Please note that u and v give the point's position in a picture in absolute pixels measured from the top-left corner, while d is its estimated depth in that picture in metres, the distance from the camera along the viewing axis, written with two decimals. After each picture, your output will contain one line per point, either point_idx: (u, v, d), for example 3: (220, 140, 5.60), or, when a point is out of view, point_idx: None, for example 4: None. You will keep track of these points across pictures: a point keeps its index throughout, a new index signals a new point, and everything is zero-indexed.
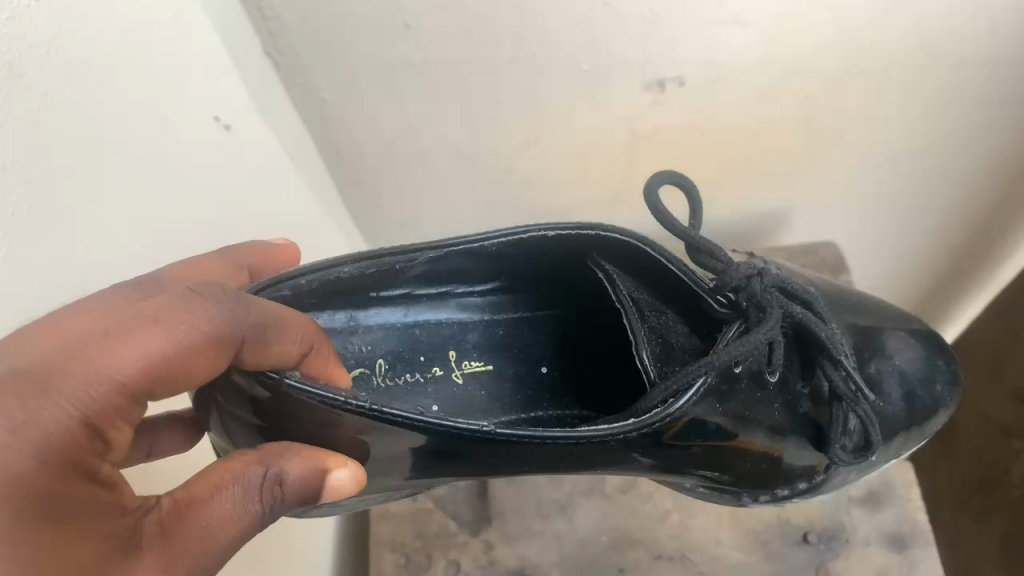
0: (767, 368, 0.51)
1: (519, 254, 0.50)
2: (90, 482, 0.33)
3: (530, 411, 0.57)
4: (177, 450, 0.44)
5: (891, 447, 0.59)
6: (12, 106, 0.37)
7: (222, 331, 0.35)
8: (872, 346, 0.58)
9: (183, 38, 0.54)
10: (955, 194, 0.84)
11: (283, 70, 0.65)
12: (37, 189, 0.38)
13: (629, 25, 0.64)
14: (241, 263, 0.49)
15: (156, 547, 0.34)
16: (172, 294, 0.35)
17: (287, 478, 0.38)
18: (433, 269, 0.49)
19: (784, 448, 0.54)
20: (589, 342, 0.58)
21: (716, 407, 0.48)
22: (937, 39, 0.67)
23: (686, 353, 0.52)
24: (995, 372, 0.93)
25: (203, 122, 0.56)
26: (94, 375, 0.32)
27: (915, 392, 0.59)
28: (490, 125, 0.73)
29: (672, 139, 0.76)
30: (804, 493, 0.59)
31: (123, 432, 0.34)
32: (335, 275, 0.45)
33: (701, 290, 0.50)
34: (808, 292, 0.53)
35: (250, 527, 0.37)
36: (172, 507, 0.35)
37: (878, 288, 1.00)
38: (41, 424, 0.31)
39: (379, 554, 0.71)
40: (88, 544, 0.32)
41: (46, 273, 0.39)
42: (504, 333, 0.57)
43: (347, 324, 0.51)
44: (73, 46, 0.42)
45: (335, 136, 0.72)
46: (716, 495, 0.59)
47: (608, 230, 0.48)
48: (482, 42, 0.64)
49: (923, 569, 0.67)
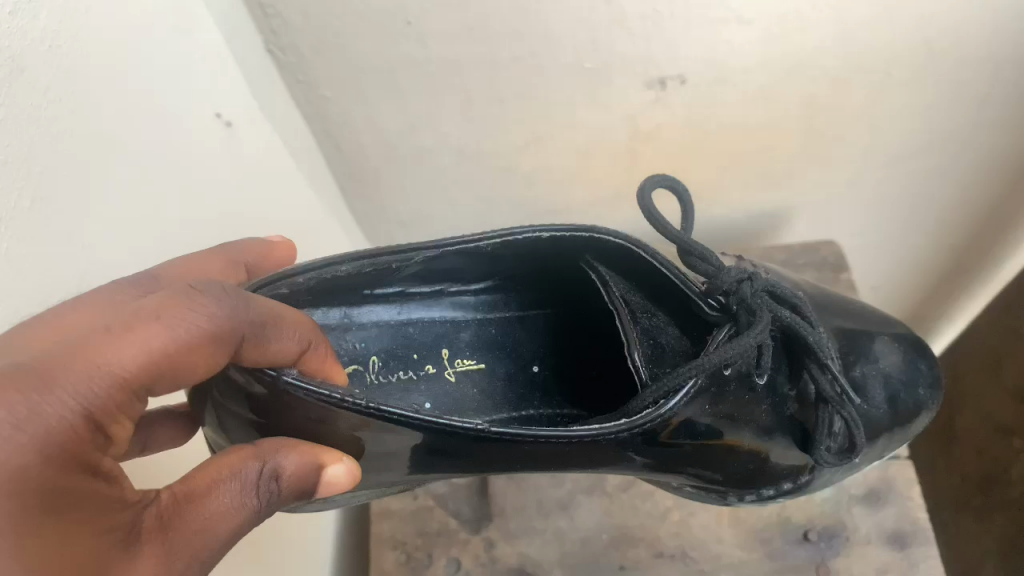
0: (756, 370, 0.51)
1: (514, 255, 0.50)
2: (92, 477, 0.33)
3: (522, 409, 0.58)
4: (172, 444, 0.44)
5: (874, 448, 0.59)
6: (14, 101, 0.37)
7: (223, 327, 0.34)
8: (857, 349, 0.58)
9: (183, 37, 0.54)
10: (957, 194, 0.84)
11: (284, 69, 0.65)
12: (39, 185, 0.39)
13: (630, 25, 0.64)
14: (238, 263, 0.49)
15: (156, 541, 0.35)
16: (172, 289, 0.34)
17: (284, 472, 0.38)
18: (427, 268, 0.49)
19: (771, 449, 0.54)
20: (580, 341, 0.58)
21: (704, 409, 0.48)
22: (940, 37, 0.67)
23: (678, 355, 0.52)
24: (996, 369, 0.93)
25: (205, 119, 0.56)
26: (95, 370, 0.32)
27: (899, 396, 0.58)
28: (491, 123, 0.73)
29: (673, 138, 0.76)
30: (790, 493, 0.59)
31: (125, 427, 0.34)
32: (330, 274, 0.45)
33: (692, 293, 0.50)
34: (796, 296, 0.53)
35: (248, 521, 0.37)
36: (171, 502, 0.36)
37: (880, 287, 1.00)
38: (43, 418, 0.30)
39: (379, 552, 0.71)
40: (88, 539, 0.32)
41: (48, 268, 0.39)
42: (495, 331, 0.57)
43: (342, 321, 0.52)
44: (75, 43, 0.43)
45: (336, 135, 0.72)
46: (704, 494, 0.59)
47: (601, 232, 0.48)
48: (483, 41, 0.65)
49: (924, 567, 0.67)
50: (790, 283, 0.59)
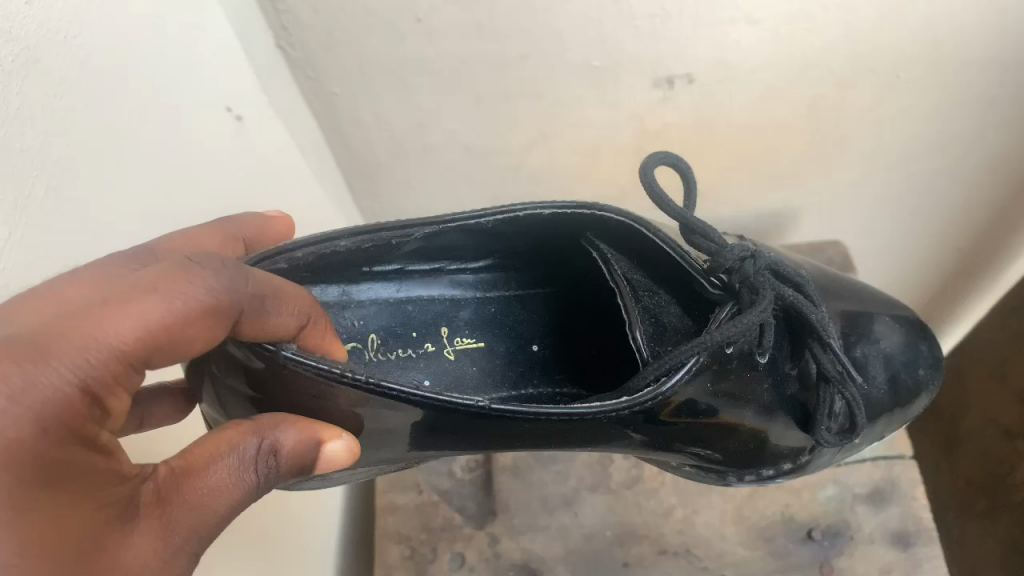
0: (758, 349, 0.51)
1: (515, 233, 0.51)
2: (90, 450, 0.33)
3: (522, 387, 0.58)
4: (167, 420, 0.45)
5: (875, 429, 0.59)
6: (31, 91, 0.38)
7: (221, 300, 0.35)
8: (858, 329, 0.58)
9: (195, 29, 0.55)
10: (970, 194, 0.83)
11: (295, 63, 0.67)
12: (53, 172, 0.40)
13: (639, 23, 0.65)
14: (235, 236, 0.50)
15: (155, 515, 0.35)
16: (170, 263, 0.35)
17: (281, 447, 0.39)
18: (428, 244, 0.50)
19: (771, 428, 0.55)
20: (578, 322, 0.59)
21: (707, 387, 0.49)
22: (947, 37, 0.66)
23: (679, 333, 0.53)
24: (999, 371, 0.94)
25: (215, 112, 0.57)
26: (92, 343, 0.32)
27: (899, 376, 0.58)
28: (499, 121, 0.74)
29: (681, 137, 0.76)
30: (789, 474, 0.60)
31: (122, 401, 0.34)
32: (330, 249, 0.46)
33: (694, 271, 0.51)
34: (799, 275, 0.53)
35: (246, 496, 0.38)
36: (169, 477, 0.36)
37: (888, 288, 0.99)
38: (41, 390, 0.31)
39: (384, 546, 0.72)
40: (88, 511, 0.33)
41: (59, 249, 0.40)
42: (495, 310, 0.58)
43: (340, 297, 0.52)
44: (87, 36, 0.44)
45: (346, 131, 0.74)
46: (703, 474, 0.59)
47: (603, 210, 0.49)
48: (491, 38, 0.65)
49: (928, 567, 0.67)
50: (791, 262, 0.59)
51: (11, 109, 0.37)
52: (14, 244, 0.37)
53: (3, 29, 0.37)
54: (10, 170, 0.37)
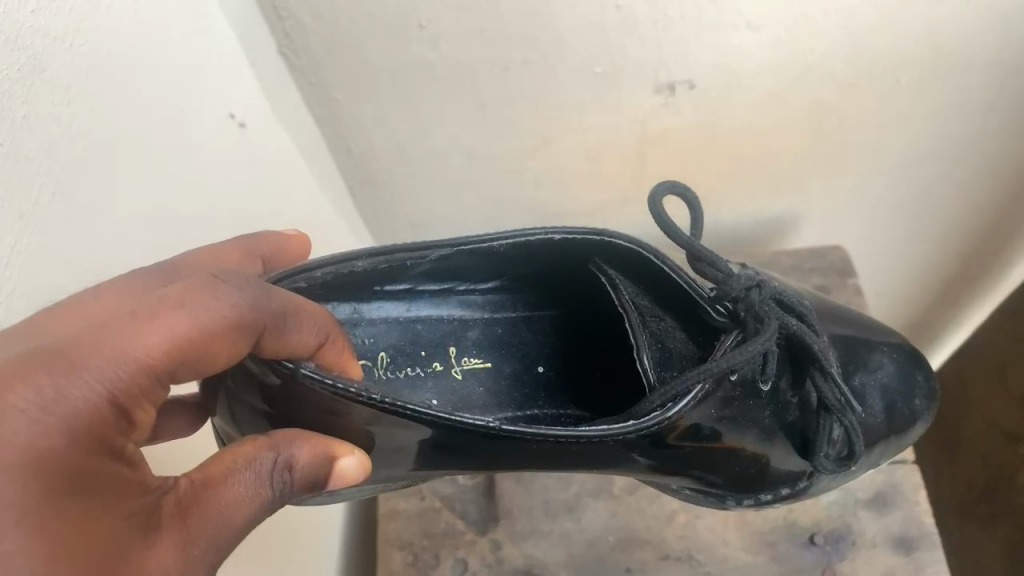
0: (761, 376, 0.51)
1: (526, 256, 0.51)
2: (118, 461, 0.33)
3: (527, 408, 0.59)
4: (179, 434, 0.44)
5: (872, 455, 0.59)
6: (35, 99, 0.38)
7: (245, 317, 0.35)
8: (856, 358, 0.58)
9: (196, 37, 0.55)
10: (968, 197, 0.84)
11: (297, 69, 0.66)
12: (58, 179, 0.39)
13: (642, 28, 0.65)
14: (253, 253, 0.49)
15: (176, 525, 0.35)
16: (197, 278, 0.35)
17: (297, 463, 0.38)
18: (439, 266, 0.50)
19: (771, 453, 0.55)
20: (583, 346, 0.59)
21: (712, 412, 0.49)
22: (947, 41, 0.67)
23: (685, 359, 0.54)
24: (1003, 379, 0.94)
25: (218, 121, 0.57)
26: (120, 356, 0.32)
27: (895, 404, 0.59)
28: (505, 125, 0.74)
29: (683, 141, 0.76)
30: (788, 498, 0.60)
31: (148, 414, 0.34)
32: (348, 268, 0.45)
33: (701, 298, 0.51)
34: (803, 305, 0.53)
35: (261, 511, 0.38)
36: (191, 488, 0.36)
37: (883, 292, 1.00)
38: (71, 402, 0.31)
39: (387, 553, 0.72)
40: (113, 519, 0.32)
41: (68, 255, 0.40)
42: (503, 331, 0.58)
43: (351, 316, 0.51)
44: (93, 41, 0.43)
45: (346, 136, 0.73)
46: (703, 497, 0.60)
47: (613, 235, 0.49)
48: (495, 42, 0.65)
49: (930, 571, 0.67)
50: (793, 290, 0.59)
51: (18, 117, 0.37)
52: (20, 253, 0.36)
53: (11, 37, 0.37)
54: (18, 178, 0.36)
